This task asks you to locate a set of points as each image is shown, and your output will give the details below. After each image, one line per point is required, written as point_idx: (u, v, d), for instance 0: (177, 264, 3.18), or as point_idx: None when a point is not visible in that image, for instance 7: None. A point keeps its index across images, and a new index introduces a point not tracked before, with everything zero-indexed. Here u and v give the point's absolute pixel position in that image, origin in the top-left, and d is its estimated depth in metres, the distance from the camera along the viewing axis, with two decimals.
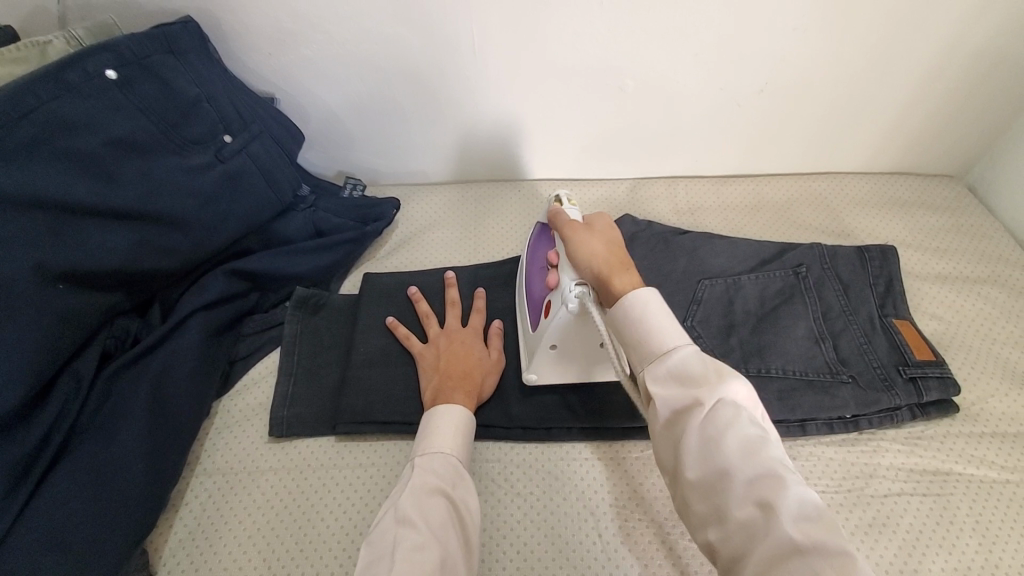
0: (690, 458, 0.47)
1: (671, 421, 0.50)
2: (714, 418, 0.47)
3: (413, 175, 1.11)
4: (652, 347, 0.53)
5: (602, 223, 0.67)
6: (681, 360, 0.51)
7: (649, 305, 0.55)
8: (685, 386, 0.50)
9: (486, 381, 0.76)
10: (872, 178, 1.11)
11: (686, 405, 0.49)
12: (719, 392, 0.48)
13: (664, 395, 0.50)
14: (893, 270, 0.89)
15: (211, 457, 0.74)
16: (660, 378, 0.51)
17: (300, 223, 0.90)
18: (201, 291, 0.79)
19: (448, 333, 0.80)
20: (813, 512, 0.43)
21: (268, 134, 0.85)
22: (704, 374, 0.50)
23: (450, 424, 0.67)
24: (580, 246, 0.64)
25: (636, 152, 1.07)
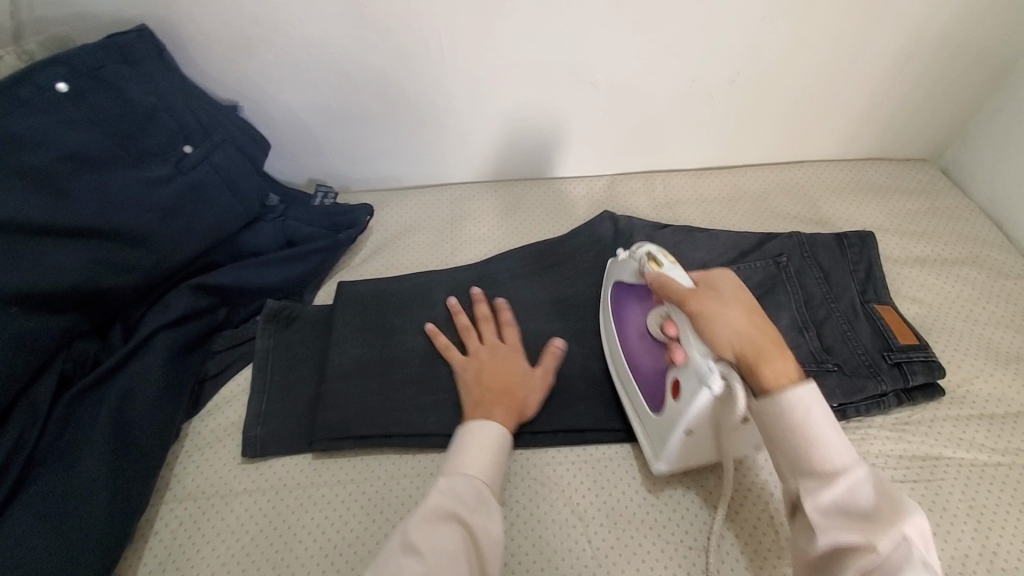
0: None
1: (833, 552, 0.49)
2: (886, 564, 0.46)
3: (384, 180, 1.08)
4: (810, 467, 0.50)
5: (727, 280, 0.62)
6: (847, 485, 0.49)
7: (812, 419, 0.51)
8: (852, 520, 0.49)
9: (529, 398, 0.72)
10: (847, 165, 1.11)
11: (851, 546, 0.48)
12: (893, 525, 0.47)
13: (823, 522, 0.49)
14: (872, 257, 0.89)
15: (181, 482, 0.71)
16: (821, 501, 0.50)
17: (269, 234, 0.88)
18: (165, 309, 0.76)
19: (484, 349, 0.76)
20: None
21: (232, 142, 0.82)
22: (877, 510, 0.48)
23: (484, 443, 0.64)
24: (714, 315, 0.58)
25: (611, 149, 1.06)
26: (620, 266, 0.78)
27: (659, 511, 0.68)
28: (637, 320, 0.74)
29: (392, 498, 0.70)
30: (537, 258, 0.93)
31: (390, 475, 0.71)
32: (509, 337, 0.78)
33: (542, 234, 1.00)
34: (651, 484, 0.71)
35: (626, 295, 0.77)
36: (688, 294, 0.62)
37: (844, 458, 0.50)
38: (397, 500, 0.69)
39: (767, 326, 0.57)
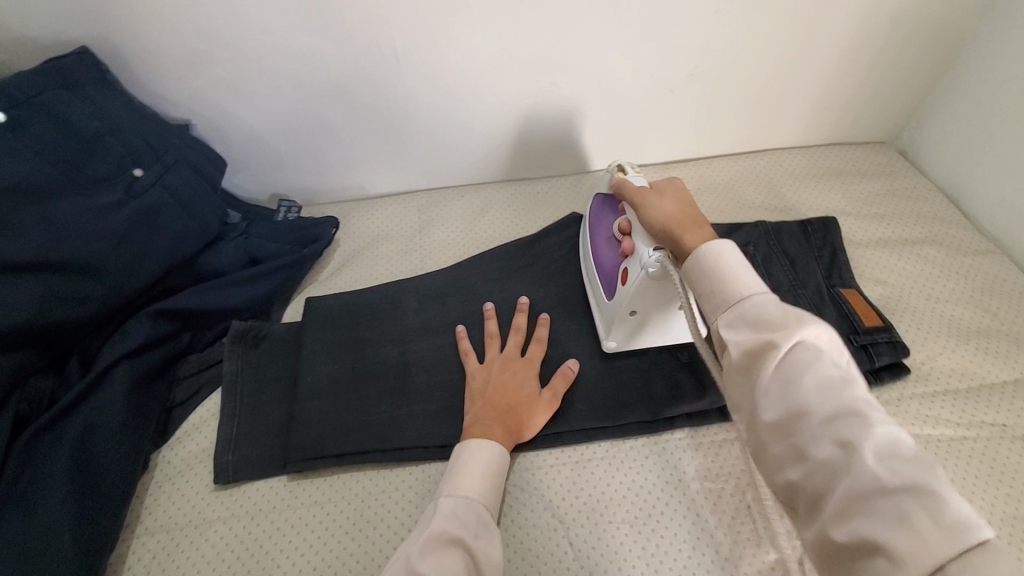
0: (766, 398, 0.45)
1: (747, 362, 0.47)
2: (793, 362, 0.45)
3: (349, 190, 1.06)
4: (722, 294, 0.50)
5: (675, 181, 0.67)
6: (755, 300, 0.48)
7: (722, 254, 0.53)
8: (759, 329, 0.47)
9: (532, 420, 0.71)
10: (808, 152, 1.13)
11: (761, 348, 0.46)
12: (799, 327, 0.45)
13: (736, 338, 0.48)
14: (835, 242, 0.91)
15: (153, 514, 0.69)
16: (733, 319, 0.49)
17: (231, 253, 0.85)
18: (124, 338, 0.74)
19: (501, 360, 0.76)
20: (913, 466, 0.39)
21: (185, 162, 0.81)
22: (781, 316, 0.47)
23: (483, 465, 0.64)
24: (647, 203, 0.65)
25: (576, 147, 1.06)
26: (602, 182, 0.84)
27: (639, 508, 0.69)
28: (608, 226, 0.80)
29: (371, 514, 0.69)
30: (507, 261, 0.92)
31: (368, 492, 0.71)
32: (533, 352, 0.77)
33: (510, 236, 1.00)
34: (631, 482, 0.71)
35: (602, 207, 0.82)
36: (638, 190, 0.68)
37: (751, 281, 0.50)
38: (375, 516, 0.69)
39: (695, 211, 0.62)
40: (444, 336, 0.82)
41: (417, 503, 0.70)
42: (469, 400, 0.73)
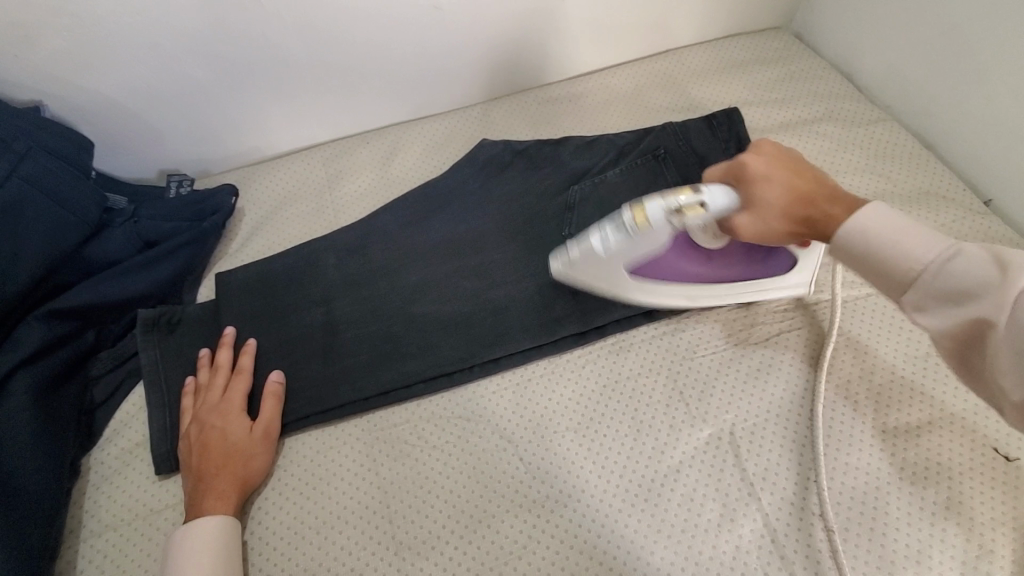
0: (1011, 378, 0.44)
1: (963, 338, 0.47)
2: (1022, 329, 0.43)
3: (245, 154, 0.98)
4: (894, 275, 0.50)
5: (754, 162, 0.60)
6: (944, 269, 0.47)
7: (872, 229, 0.51)
8: (960, 304, 0.46)
9: (251, 469, 0.67)
10: (710, 46, 1.12)
11: (974, 324, 0.46)
12: (1004, 281, 0.44)
13: (931, 314, 0.48)
14: (740, 132, 0.91)
15: (95, 516, 0.67)
16: (921, 297, 0.49)
17: (121, 239, 0.79)
18: (15, 345, 0.68)
19: (198, 416, 0.69)
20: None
21: (41, 147, 0.73)
22: (984, 278, 0.45)
23: (207, 546, 0.60)
24: (766, 201, 0.59)
25: (477, 74, 1.02)
26: (603, 264, 0.68)
27: (581, 415, 0.72)
28: (677, 260, 0.72)
29: (323, 473, 0.69)
30: (424, 201, 0.89)
31: (318, 452, 0.71)
32: (230, 393, 0.71)
33: (424, 175, 0.96)
34: (571, 393, 0.73)
35: (645, 266, 0.71)
36: (744, 194, 0.61)
37: (928, 243, 0.48)
38: (328, 473, 0.69)
39: (822, 174, 0.59)
40: (370, 288, 0.80)
41: (367, 452, 0.70)
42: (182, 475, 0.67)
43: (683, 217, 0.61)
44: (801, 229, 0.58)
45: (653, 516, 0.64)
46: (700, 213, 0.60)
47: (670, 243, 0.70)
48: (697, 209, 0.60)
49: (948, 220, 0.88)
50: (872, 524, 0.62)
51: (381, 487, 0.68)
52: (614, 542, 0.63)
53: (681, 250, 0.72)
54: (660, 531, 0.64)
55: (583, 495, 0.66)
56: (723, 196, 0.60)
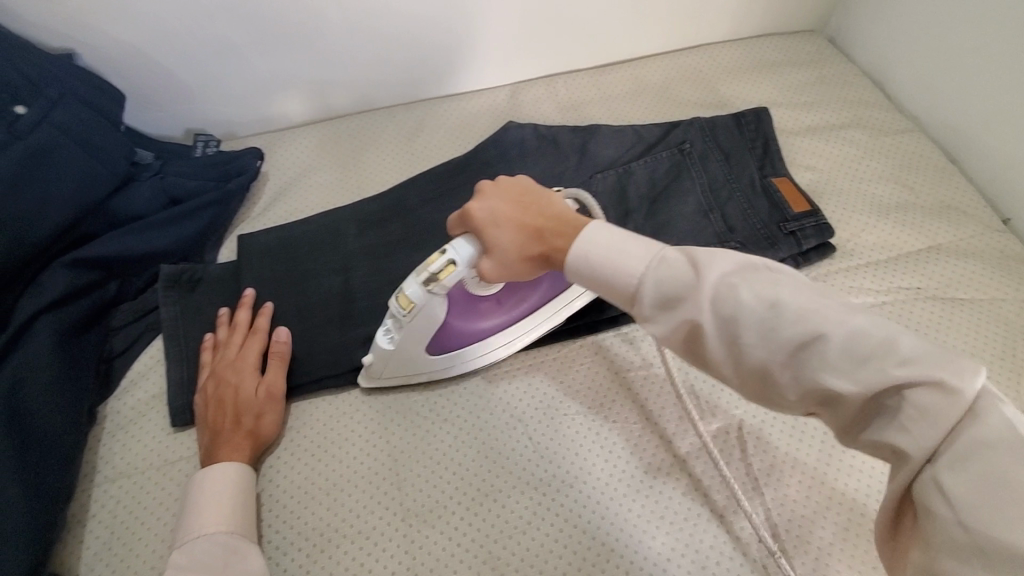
0: (727, 366, 0.44)
1: (685, 340, 0.45)
2: (726, 319, 0.42)
3: (270, 119, 0.98)
4: (622, 289, 0.47)
5: (478, 210, 0.56)
6: (651, 277, 0.45)
7: (594, 249, 0.48)
8: (676, 307, 0.44)
9: (263, 424, 0.68)
10: (742, 44, 1.12)
11: (688, 327, 0.44)
12: (701, 279, 0.43)
13: (657, 321, 0.46)
14: (767, 131, 0.93)
15: (110, 462, 0.68)
16: (644, 309, 0.46)
17: (147, 193, 0.80)
18: (41, 290, 0.69)
19: (214, 371, 0.70)
20: (891, 355, 0.38)
21: (73, 95, 0.73)
22: (682, 279, 0.44)
23: (224, 490, 0.61)
24: (506, 240, 0.55)
25: (506, 55, 1.01)
26: (403, 359, 0.69)
27: (592, 399, 0.73)
28: (470, 319, 0.70)
29: (336, 437, 0.70)
30: (447, 179, 0.89)
31: (331, 416, 0.72)
32: (244, 350, 0.72)
33: (449, 152, 0.96)
34: (583, 377, 0.74)
35: (439, 339, 0.69)
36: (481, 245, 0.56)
37: (638, 249, 0.47)
38: (340, 437, 0.70)
39: (546, 200, 0.56)
40: (391, 260, 0.81)
41: (380, 421, 0.71)
42: (197, 428, 0.68)
43: (438, 281, 0.59)
44: (545, 266, 0.55)
45: (657, 501, 0.66)
46: (452, 272, 0.58)
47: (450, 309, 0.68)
48: (449, 269, 0.58)
49: (966, 235, 0.88)
50: (871, 526, 0.64)
51: (391, 454, 0.69)
52: (618, 522, 0.64)
53: (468, 307, 0.69)
54: (663, 517, 0.65)
55: (589, 477, 0.67)
56: (469, 247, 0.57)
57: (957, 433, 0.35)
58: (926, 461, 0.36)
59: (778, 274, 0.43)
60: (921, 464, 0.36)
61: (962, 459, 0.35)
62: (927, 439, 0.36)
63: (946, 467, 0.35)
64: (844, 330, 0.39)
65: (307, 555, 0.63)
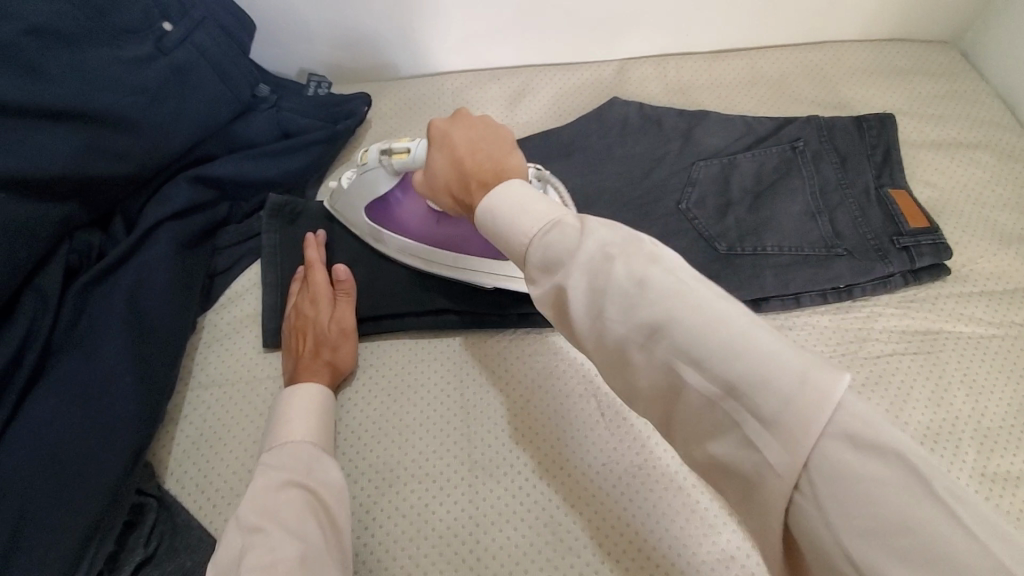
0: (593, 342, 0.42)
1: (561, 310, 0.44)
2: (592, 289, 0.40)
3: (378, 69, 1.00)
4: (517, 246, 0.46)
5: (438, 122, 0.58)
6: (539, 237, 0.44)
7: (499, 204, 0.47)
8: (552, 271, 0.44)
9: (337, 355, 0.70)
10: (870, 45, 1.05)
11: (559, 293, 0.43)
12: (578, 249, 0.41)
13: (540, 286, 0.45)
14: (890, 139, 0.87)
15: (203, 369, 0.73)
16: (532, 271, 0.45)
17: (263, 124, 0.83)
18: (164, 200, 0.74)
19: (295, 303, 0.73)
20: (739, 353, 0.34)
21: (213, 19, 0.75)
22: (564, 246, 0.43)
23: (308, 406, 0.64)
24: (443, 164, 0.57)
25: (619, 30, 0.98)
26: (342, 202, 0.76)
27: None
28: (412, 214, 0.73)
29: (412, 380, 0.72)
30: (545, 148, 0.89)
31: (409, 360, 0.74)
32: (312, 276, 0.73)
33: (548, 122, 0.95)
34: None
35: (381, 207, 0.74)
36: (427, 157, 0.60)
37: (536, 214, 0.46)
38: (417, 380, 0.72)
39: (498, 151, 0.54)
40: None
41: (456, 372, 0.72)
42: (283, 353, 0.72)
43: (391, 159, 0.67)
44: (461, 206, 0.56)
45: (726, 498, 0.64)
46: (404, 158, 0.65)
47: (410, 197, 0.73)
48: (403, 155, 0.65)
49: None
50: None
51: (465, 406, 0.70)
52: (682, 512, 0.63)
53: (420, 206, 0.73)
54: (732, 515, 0.63)
55: (661, 461, 0.66)
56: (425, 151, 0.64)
57: (811, 455, 0.31)
58: (793, 487, 0.31)
59: (659, 253, 0.40)
60: (788, 492, 0.31)
61: (830, 488, 0.30)
62: (777, 457, 0.32)
63: (813, 498, 0.30)
64: (697, 317, 0.35)
65: (376, 487, 0.65)
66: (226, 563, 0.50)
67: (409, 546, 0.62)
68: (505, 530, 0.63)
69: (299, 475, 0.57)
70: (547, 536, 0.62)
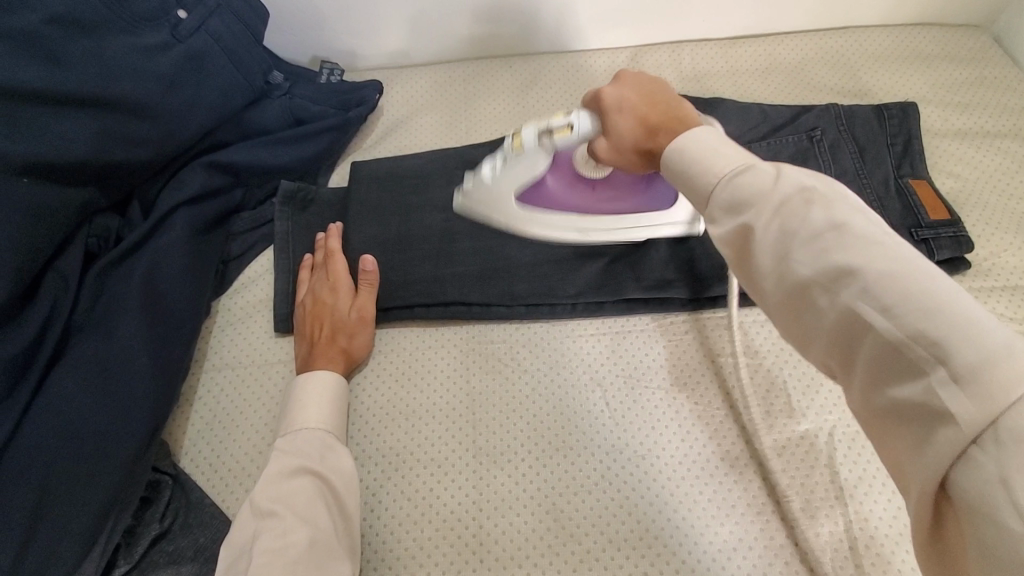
0: (764, 278, 0.39)
1: (736, 248, 0.41)
2: (784, 229, 0.38)
3: (391, 56, 1.00)
4: (699, 188, 0.44)
5: (608, 91, 0.55)
6: (732, 177, 0.42)
7: (687, 148, 0.45)
8: (737, 210, 0.41)
9: (355, 342, 0.71)
10: (896, 30, 1.01)
11: (741, 232, 0.40)
12: (775, 189, 0.39)
13: (716, 224, 0.42)
14: (912, 128, 0.85)
15: (217, 352, 0.74)
16: (710, 209, 0.43)
17: (276, 111, 0.84)
18: (180, 186, 0.75)
19: (313, 290, 0.74)
20: (948, 307, 0.31)
21: (227, 7, 0.76)
22: (760, 184, 0.40)
23: (323, 391, 0.65)
24: (629, 125, 0.53)
25: (633, 16, 0.97)
26: (492, 198, 0.70)
27: (677, 376, 0.70)
28: (567, 188, 0.70)
29: (419, 367, 0.73)
30: None
31: (416, 348, 0.74)
32: (334, 266, 0.75)
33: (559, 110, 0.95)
34: (670, 352, 0.72)
35: (532, 191, 0.70)
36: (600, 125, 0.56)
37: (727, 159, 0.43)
38: (423, 368, 0.73)
39: (684, 102, 0.52)
40: None
41: (462, 360, 0.73)
42: (295, 338, 0.73)
43: (553, 138, 0.60)
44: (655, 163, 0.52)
45: (730, 490, 0.64)
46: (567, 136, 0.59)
47: (556, 172, 0.69)
48: (566, 132, 0.59)
49: None
50: None
51: (470, 394, 0.71)
52: (685, 502, 0.63)
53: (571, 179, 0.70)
54: (736, 506, 0.63)
55: (665, 450, 0.66)
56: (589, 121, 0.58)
57: (1006, 414, 0.28)
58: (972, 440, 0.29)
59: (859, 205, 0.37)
60: (965, 444, 0.29)
61: (1012, 447, 0.28)
62: (968, 410, 0.29)
63: (995, 457, 0.28)
64: (900, 264, 0.33)
65: (382, 471, 0.67)
66: (241, 543, 0.52)
67: (412, 530, 0.63)
68: (508, 516, 0.63)
69: (312, 462, 0.58)
70: (549, 523, 0.63)
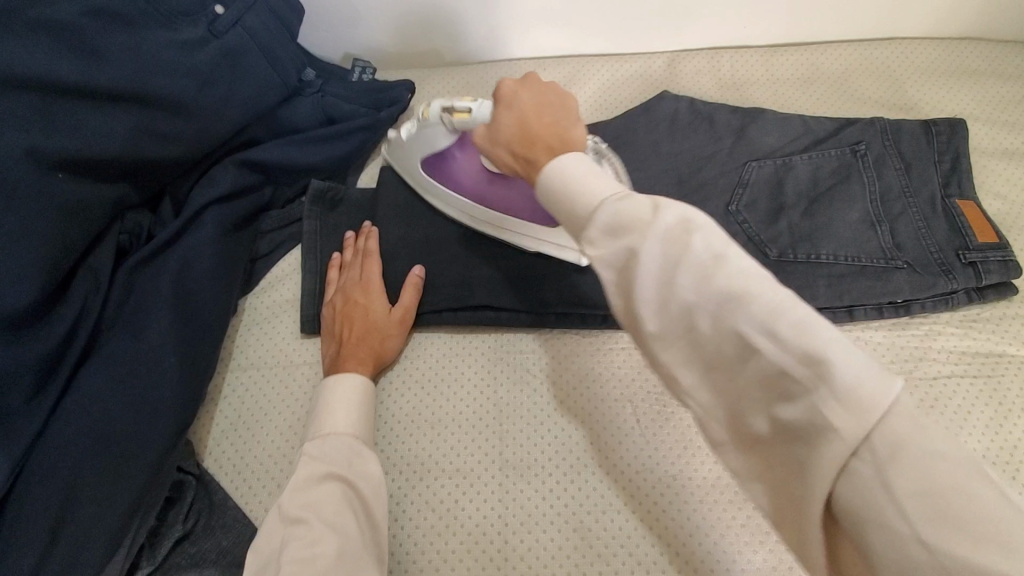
0: (648, 307, 0.39)
1: (621, 271, 0.41)
2: (666, 256, 0.38)
3: (423, 54, 0.99)
4: (580, 212, 0.43)
5: (505, 86, 0.56)
6: (614, 201, 0.41)
7: (565, 173, 0.45)
8: (619, 234, 0.40)
9: (387, 344, 0.70)
10: (943, 41, 0.98)
11: (627, 255, 0.40)
12: (657, 216, 0.39)
13: (598, 246, 0.42)
14: (959, 146, 0.81)
15: (243, 352, 0.74)
16: (592, 232, 0.42)
17: (308, 109, 0.83)
18: (211, 183, 0.75)
19: (345, 288, 0.73)
20: (815, 332, 0.32)
21: (263, 2, 0.74)
22: (640, 212, 0.40)
23: (351, 396, 0.64)
24: (509, 123, 0.54)
25: (672, 21, 0.94)
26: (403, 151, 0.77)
27: None
28: (470, 168, 0.73)
29: (446, 374, 0.72)
30: None
31: (445, 355, 0.73)
32: (369, 267, 0.74)
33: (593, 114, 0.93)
34: None
35: (438, 161, 0.75)
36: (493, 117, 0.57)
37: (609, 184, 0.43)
38: (451, 374, 0.72)
39: (563, 115, 0.52)
40: None
41: (490, 369, 0.72)
42: (323, 339, 0.72)
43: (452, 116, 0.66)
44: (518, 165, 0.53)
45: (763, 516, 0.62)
46: (465, 117, 0.65)
47: (466, 154, 0.73)
48: (464, 114, 0.65)
49: None
50: None
51: (496, 405, 0.69)
52: (717, 527, 0.61)
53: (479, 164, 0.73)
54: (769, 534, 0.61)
55: (696, 473, 0.64)
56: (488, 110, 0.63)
57: (874, 429, 0.30)
58: (851, 454, 0.31)
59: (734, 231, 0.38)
60: (845, 459, 0.31)
61: (897, 462, 0.30)
62: (850, 428, 0.31)
63: (872, 463, 0.30)
64: (776, 296, 0.34)
65: (407, 479, 0.66)
66: (268, 551, 0.51)
67: (436, 541, 0.62)
68: (534, 532, 0.62)
69: (339, 469, 0.57)
70: (576, 542, 0.61)
